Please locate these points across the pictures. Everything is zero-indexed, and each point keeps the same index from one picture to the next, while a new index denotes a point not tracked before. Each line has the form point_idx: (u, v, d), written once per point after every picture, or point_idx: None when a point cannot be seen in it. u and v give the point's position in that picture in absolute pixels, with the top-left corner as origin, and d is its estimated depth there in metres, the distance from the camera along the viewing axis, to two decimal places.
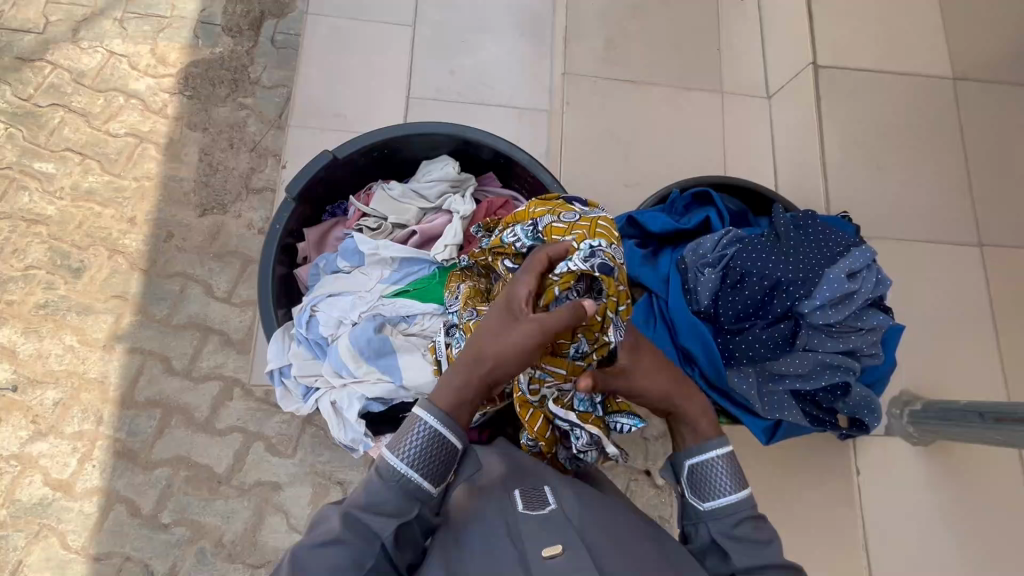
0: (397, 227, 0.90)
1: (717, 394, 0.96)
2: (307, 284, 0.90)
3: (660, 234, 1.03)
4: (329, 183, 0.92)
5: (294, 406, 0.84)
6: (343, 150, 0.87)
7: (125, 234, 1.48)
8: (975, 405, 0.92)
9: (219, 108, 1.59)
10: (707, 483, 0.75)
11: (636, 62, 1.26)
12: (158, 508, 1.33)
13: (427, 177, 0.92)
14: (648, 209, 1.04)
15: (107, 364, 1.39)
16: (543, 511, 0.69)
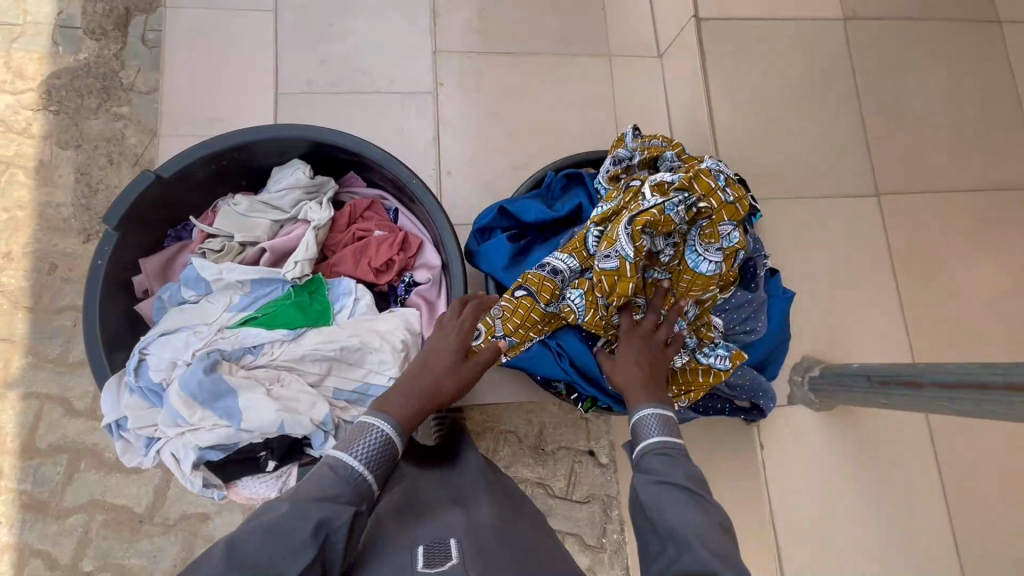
0: (246, 245, 0.87)
1: (601, 393, 0.93)
2: (153, 318, 0.87)
3: (535, 224, 0.94)
4: (168, 203, 0.88)
5: (137, 459, 0.80)
6: (168, 168, 0.83)
7: (2, 271, 1.36)
8: (865, 368, 0.92)
9: (91, 121, 1.46)
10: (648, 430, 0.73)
11: (519, 30, 1.17)
12: (78, 557, 1.26)
13: (277, 186, 0.89)
14: (521, 197, 0.96)
15: (1, 412, 1.30)
16: (442, 565, 0.64)
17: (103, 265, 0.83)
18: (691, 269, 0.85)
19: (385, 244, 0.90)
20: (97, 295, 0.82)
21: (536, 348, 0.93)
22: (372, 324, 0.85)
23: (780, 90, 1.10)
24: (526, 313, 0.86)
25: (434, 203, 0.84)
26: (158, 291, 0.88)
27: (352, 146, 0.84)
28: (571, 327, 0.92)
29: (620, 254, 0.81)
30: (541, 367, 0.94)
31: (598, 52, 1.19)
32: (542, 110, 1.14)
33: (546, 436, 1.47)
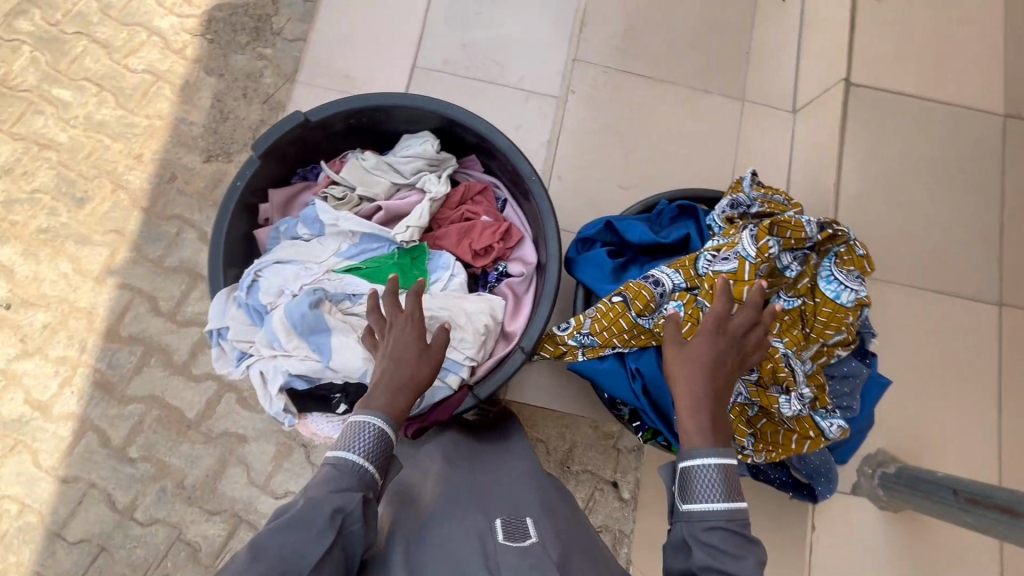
0: (364, 199, 0.93)
1: (668, 430, 0.89)
2: (266, 246, 0.93)
3: (638, 245, 0.94)
4: (302, 144, 0.93)
5: (227, 369, 0.87)
6: (315, 113, 0.88)
7: (129, 170, 1.49)
8: (950, 480, 0.88)
9: (238, 55, 1.58)
10: (699, 483, 0.69)
11: (658, 57, 1.18)
12: (128, 442, 1.36)
13: (404, 152, 0.94)
14: (629, 217, 0.96)
15: (97, 295, 1.42)
16: (521, 542, 0.72)
17: (240, 188, 0.88)
18: (829, 301, 0.85)
19: (488, 230, 0.93)
20: (227, 213, 0.88)
21: (612, 364, 0.90)
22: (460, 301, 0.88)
23: (909, 174, 1.07)
24: (615, 317, 0.85)
25: (546, 205, 0.86)
26: (277, 222, 0.94)
27: (485, 132, 0.88)
28: (655, 350, 0.89)
29: (740, 256, 0.83)
30: (612, 385, 0.91)
31: (729, 94, 1.18)
32: (659, 138, 1.15)
33: (575, 455, 1.46)
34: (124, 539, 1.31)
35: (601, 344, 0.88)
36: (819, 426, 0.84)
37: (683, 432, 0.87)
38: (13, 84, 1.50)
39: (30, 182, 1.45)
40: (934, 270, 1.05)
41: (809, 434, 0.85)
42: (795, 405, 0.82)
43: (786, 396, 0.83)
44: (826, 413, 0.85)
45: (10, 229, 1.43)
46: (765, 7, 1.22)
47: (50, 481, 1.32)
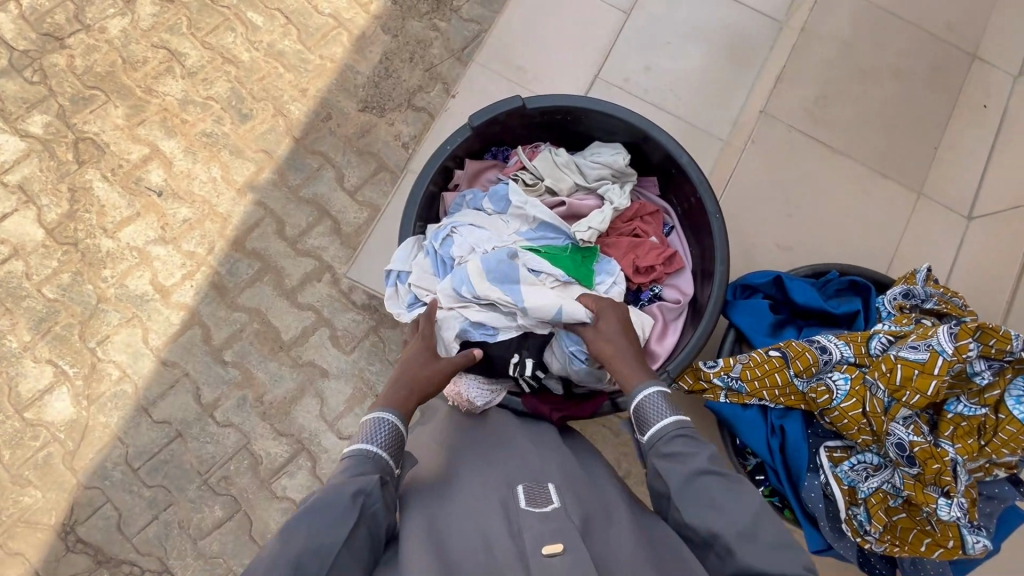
0: (549, 191, 0.99)
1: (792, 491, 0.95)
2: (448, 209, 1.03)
3: (801, 306, 0.99)
4: (496, 122, 0.98)
5: (397, 309, 0.97)
6: (533, 102, 0.95)
7: (293, 101, 1.60)
8: None
9: (415, 21, 1.66)
10: (645, 412, 0.76)
11: (840, 128, 1.18)
12: (226, 345, 1.45)
13: (593, 157, 1.01)
14: (799, 277, 1.01)
15: (235, 205, 1.52)
16: (544, 507, 0.67)
17: (449, 150, 0.97)
18: (1016, 420, 0.83)
19: (655, 251, 0.99)
20: (430, 171, 0.96)
21: (756, 416, 0.96)
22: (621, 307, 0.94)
23: None
24: (773, 371, 0.92)
25: (723, 240, 0.91)
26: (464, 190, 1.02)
27: (680, 157, 0.93)
28: (801, 413, 0.95)
29: (933, 348, 0.84)
30: (751, 436, 0.96)
31: (901, 182, 1.16)
32: (819, 207, 1.14)
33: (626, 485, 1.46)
34: (199, 432, 1.40)
35: (747, 393, 0.95)
36: (962, 538, 0.85)
37: (809, 500, 0.93)
38: None
39: (207, 89, 1.59)
40: None
41: (946, 543, 0.86)
42: (954, 511, 0.83)
43: (944, 499, 0.84)
44: (973, 528, 0.84)
45: (180, 126, 1.56)
46: (960, 107, 1.20)
47: (152, 359, 1.43)
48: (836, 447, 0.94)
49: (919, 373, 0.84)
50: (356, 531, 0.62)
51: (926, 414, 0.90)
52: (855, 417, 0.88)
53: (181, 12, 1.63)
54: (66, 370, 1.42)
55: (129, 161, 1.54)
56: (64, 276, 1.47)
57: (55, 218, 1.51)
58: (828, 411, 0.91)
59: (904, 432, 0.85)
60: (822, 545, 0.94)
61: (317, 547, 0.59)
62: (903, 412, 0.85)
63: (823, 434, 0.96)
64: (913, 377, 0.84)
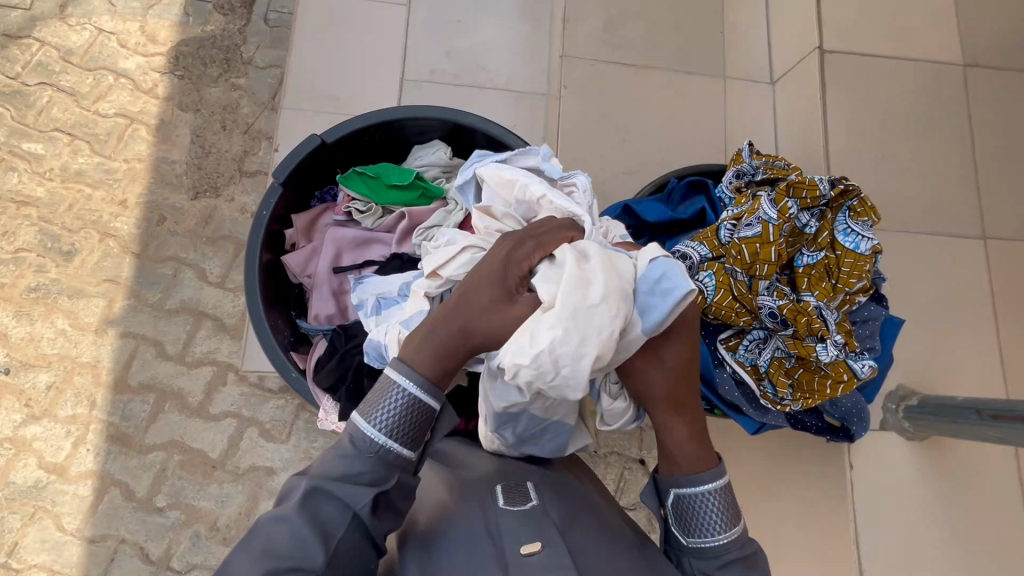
0: (386, 212, 0.88)
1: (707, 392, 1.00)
2: (296, 272, 0.87)
3: (656, 223, 1.04)
4: (314, 167, 0.88)
5: None
6: (332, 134, 0.84)
7: (116, 217, 1.46)
8: (972, 402, 0.92)
9: (211, 88, 1.56)
10: (686, 515, 0.70)
11: (637, 44, 1.22)
12: (153, 492, 1.33)
13: (417, 162, 0.89)
14: (645, 199, 1.05)
15: (99, 347, 1.38)
16: (524, 506, 0.70)
17: (266, 216, 0.84)
18: (850, 251, 0.93)
19: None
20: (256, 246, 0.82)
21: None
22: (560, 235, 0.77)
23: (894, 122, 1.09)
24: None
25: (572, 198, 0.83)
26: (305, 246, 0.87)
27: (486, 128, 0.87)
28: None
29: (763, 220, 0.92)
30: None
31: (707, 74, 1.23)
32: (651, 120, 1.18)
33: (600, 439, 1.50)
34: None
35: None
36: (851, 369, 0.91)
37: (726, 393, 0.98)
38: None
39: (12, 242, 1.42)
40: (932, 211, 1.07)
41: (843, 378, 0.93)
42: (833, 350, 0.91)
43: (822, 344, 0.92)
44: (856, 356, 0.93)
45: None
46: None
47: (77, 542, 1.29)
48: (729, 337, 0.99)
49: (762, 244, 0.91)
50: (346, 534, 0.61)
51: (785, 276, 0.98)
52: (730, 305, 0.93)
53: None
54: None
55: None
56: None
57: None
58: (709, 309, 0.95)
59: (768, 300, 0.93)
60: (757, 424, 0.99)
61: (299, 550, 0.58)
62: (762, 284, 0.94)
63: (715, 330, 1.00)
64: (756, 250, 0.92)
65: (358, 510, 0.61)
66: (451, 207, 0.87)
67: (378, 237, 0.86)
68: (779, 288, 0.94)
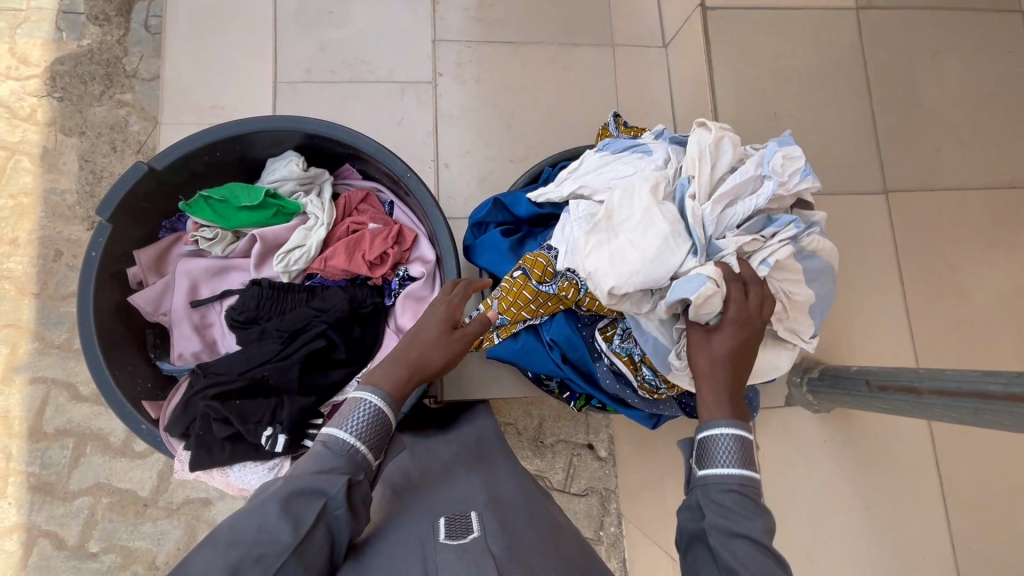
0: (238, 237, 0.83)
1: (599, 390, 0.88)
2: (146, 312, 0.82)
3: (530, 217, 0.90)
4: (158, 195, 0.82)
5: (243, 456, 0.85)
6: (162, 159, 0.77)
7: (9, 257, 1.37)
8: (862, 372, 0.83)
9: (95, 108, 1.46)
10: (713, 453, 0.63)
11: (519, 18, 1.14)
12: (84, 537, 1.29)
13: (270, 177, 0.82)
14: (516, 189, 0.92)
15: (8, 397, 1.32)
16: (464, 540, 0.63)
17: (97, 256, 0.78)
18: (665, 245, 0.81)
19: (378, 237, 0.81)
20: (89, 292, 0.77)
21: (529, 339, 0.88)
22: (639, 240, 0.71)
23: (785, 79, 1.02)
24: (518, 292, 0.81)
25: (428, 197, 0.78)
26: (153, 283, 0.83)
27: (331, 132, 0.80)
28: (564, 314, 0.85)
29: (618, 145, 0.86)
30: (534, 363, 0.89)
31: (596, 43, 1.15)
32: (539, 99, 1.11)
33: (545, 429, 1.47)
34: None
35: (512, 322, 0.84)
36: None
37: (607, 387, 0.85)
38: None
39: None
40: (839, 168, 1.01)
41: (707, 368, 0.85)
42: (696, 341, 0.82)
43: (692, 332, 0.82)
44: None
45: None
46: None
47: None
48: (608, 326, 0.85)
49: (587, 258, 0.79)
50: (314, 530, 0.57)
51: None
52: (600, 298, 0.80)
53: None
54: None
55: None
56: None
57: None
58: (582, 302, 0.82)
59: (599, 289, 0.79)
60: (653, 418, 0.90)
61: (267, 542, 0.55)
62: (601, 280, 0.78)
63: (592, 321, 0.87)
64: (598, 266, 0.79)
65: (330, 497, 0.59)
66: (312, 223, 0.81)
67: (234, 264, 0.82)
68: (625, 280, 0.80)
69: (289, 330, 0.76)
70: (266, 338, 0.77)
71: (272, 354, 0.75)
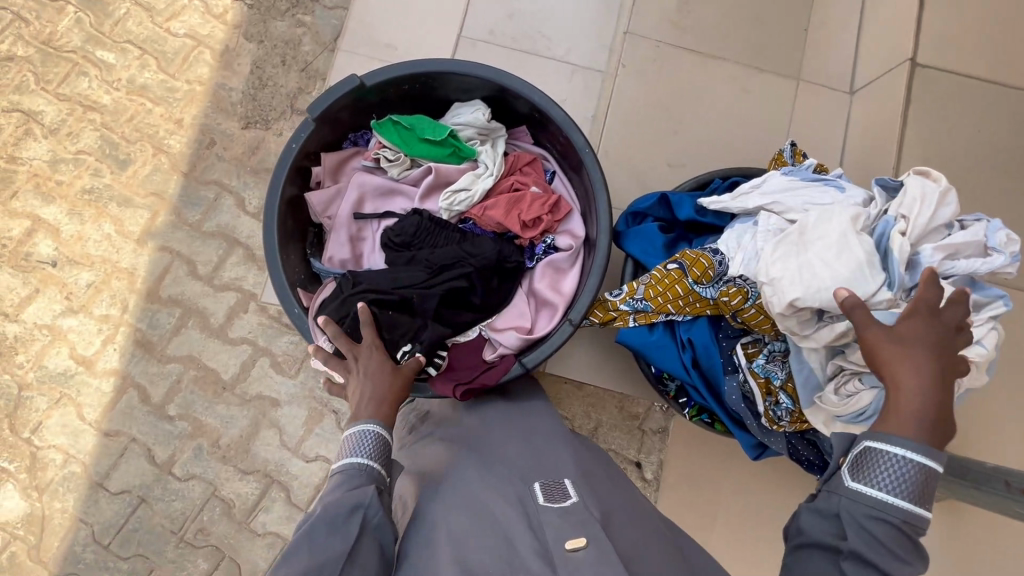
0: (414, 166, 0.89)
1: (717, 404, 0.88)
2: (316, 210, 0.89)
3: (688, 222, 0.91)
4: (356, 108, 0.87)
5: None
6: (373, 77, 0.82)
7: (170, 134, 1.50)
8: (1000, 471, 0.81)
9: (277, 22, 1.57)
10: (882, 469, 0.60)
11: (711, 32, 1.14)
12: (166, 400, 1.39)
13: (454, 119, 0.86)
14: (683, 191, 0.93)
15: (138, 257, 1.44)
16: (564, 504, 0.69)
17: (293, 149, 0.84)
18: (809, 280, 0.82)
19: (537, 201, 0.85)
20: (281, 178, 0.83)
21: (663, 335, 0.87)
22: (833, 260, 0.71)
23: (975, 155, 0.96)
24: (670, 284, 0.81)
25: (599, 176, 0.80)
26: (330, 186, 0.89)
27: (530, 93, 0.83)
28: (708, 319, 0.86)
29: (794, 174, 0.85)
30: (662, 358, 0.88)
31: (781, 73, 1.14)
32: (707, 114, 1.11)
33: (600, 434, 1.47)
34: (163, 492, 1.36)
35: (654, 311, 0.84)
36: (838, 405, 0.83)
37: (730, 403, 0.85)
38: (58, 43, 1.50)
39: (75, 143, 1.47)
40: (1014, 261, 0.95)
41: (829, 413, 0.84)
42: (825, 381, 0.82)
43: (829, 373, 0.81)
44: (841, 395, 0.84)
45: (56, 189, 1.45)
46: None
47: (94, 434, 1.36)
48: (748, 343, 0.85)
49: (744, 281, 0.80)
50: (362, 539, 0.59)
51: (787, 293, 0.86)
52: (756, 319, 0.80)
53: (23, 67, 1.49)
54: (5, 466, 1.34)
55: (12, 238, 1.42)
56: None
57: None
58: (741, 313, 0.80)
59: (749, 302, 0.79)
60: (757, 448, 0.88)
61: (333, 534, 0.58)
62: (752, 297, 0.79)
63: (732, 333, 0.86)
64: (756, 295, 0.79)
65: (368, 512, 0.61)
66: (480, 171, 0.86)
67: (402, 188, 0.88)
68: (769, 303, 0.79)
69: (439, 263, 0.80)
70: (415, 264, 0.81)
71: (418, 280, 0.79)
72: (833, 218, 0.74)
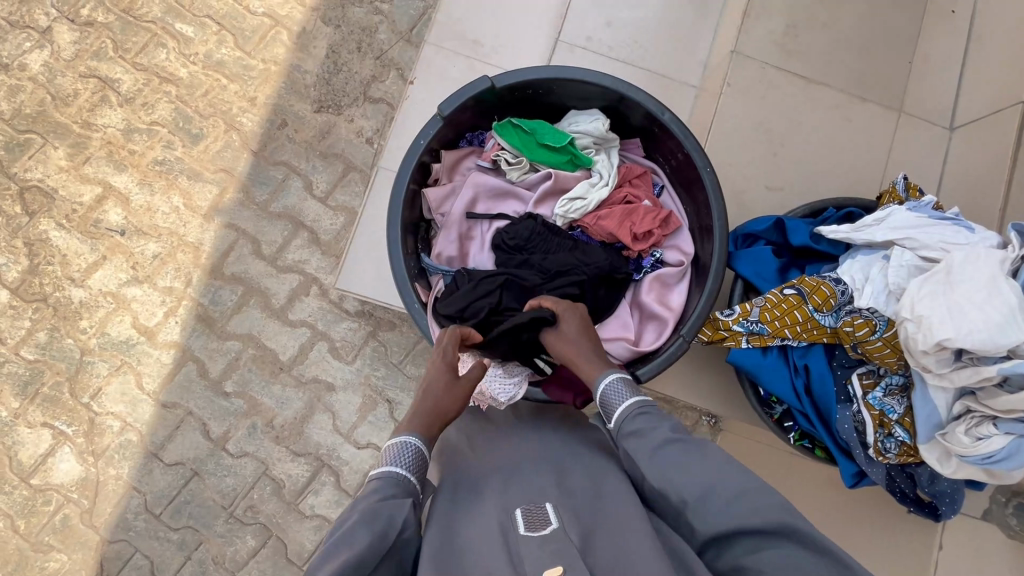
0: (531, 170, 0.95)
1: (824, 431, 0.93)
2: (432, 204, 0.95)
3: (798, 248, 0.96)
4: (477, 103, 0.92)
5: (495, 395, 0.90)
6: (503, 79, 0.88)
7: (243, 112, 1.50)
8: None
9: (355, 8, 1.55)
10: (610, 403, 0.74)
11: (812, 57, 1.15)
12: (224, 376, 1.40)
13: (573, 127, 0.93)
14: (795, 217, 0.98)
15: (205, 232, 1.45)
16: (545, 532, 0.60)
17: (420, 144, 0.90)
18: None
19: (650, 214, 0.91)
20: (407, 173, 0.89)
21: (777, 360, 0.92)
22: (984, 303, 0.72)
23: None
24: (790, 310, 0.88)
25: (716, 189, 0.85)
26: (446, 184, 0.96)
27: (658, 111, 0.87)
28: (823, 347, 0.91)
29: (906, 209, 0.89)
30: (774, 382, 0.93)
31: (881, 103, 1.15)
32: (802, 138, 1.12)
33: None
34: (216, 467, 1.37)
35: (769, 334, 0.90)
36: None
37: (841, 432, 0.90)
38: (138, 13, 1.51)
39: (150, 114, 1.48)
40: None
41: None
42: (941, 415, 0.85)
43: None
44: None
45: (128, 158, 1.46)
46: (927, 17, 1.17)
47: (151, 404, 1.38)
48: (863, 374, 0.89)
49: (867, 314, 0.85)
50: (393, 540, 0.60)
51: None
52: (880, 351, 0.84)
53: (103, 35, 1.50)
54: (64, 429, 1.37)
55: (83, 204, 1.44)
56: (40, 334, 1.40)
57: (16, 276, 1.42)
58: (864, 344, 0.85)
59: (873, 335, 0.84)
60: (856, 476, 0.92)
61: None
62: (874, 332, 0.84)
63: (848, 363, 0.91)
64: (880, 330, 0.84)
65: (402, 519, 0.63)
66: (596, 180, 0.92)
67: (518, 192, 0.95)
68: (892, 338, 0.83)
69: (554, 267, 0.88)
70: (531, 267, 0.89)
71: (532, 283, 0.87)
72: (979, 261, 0.76)
